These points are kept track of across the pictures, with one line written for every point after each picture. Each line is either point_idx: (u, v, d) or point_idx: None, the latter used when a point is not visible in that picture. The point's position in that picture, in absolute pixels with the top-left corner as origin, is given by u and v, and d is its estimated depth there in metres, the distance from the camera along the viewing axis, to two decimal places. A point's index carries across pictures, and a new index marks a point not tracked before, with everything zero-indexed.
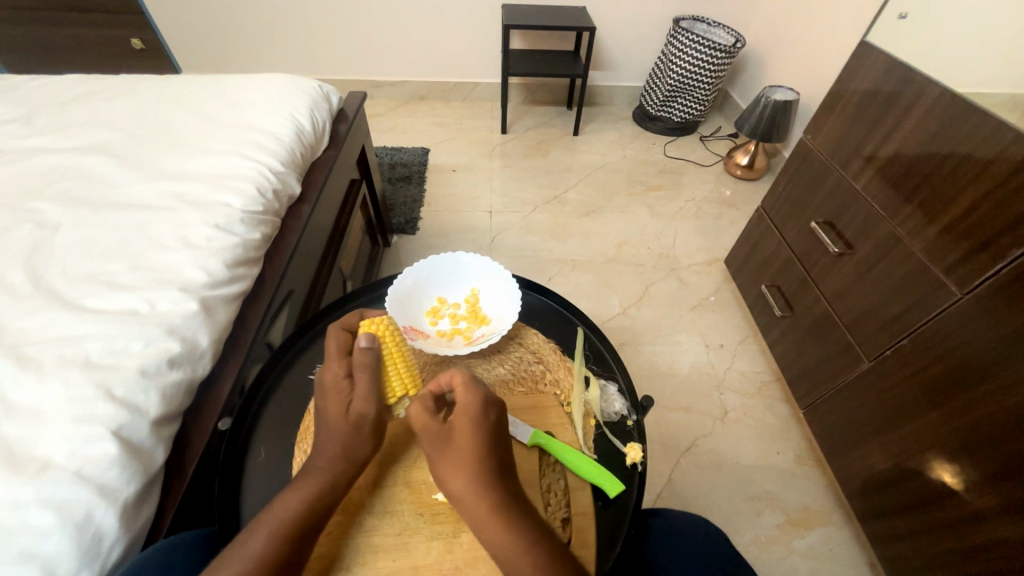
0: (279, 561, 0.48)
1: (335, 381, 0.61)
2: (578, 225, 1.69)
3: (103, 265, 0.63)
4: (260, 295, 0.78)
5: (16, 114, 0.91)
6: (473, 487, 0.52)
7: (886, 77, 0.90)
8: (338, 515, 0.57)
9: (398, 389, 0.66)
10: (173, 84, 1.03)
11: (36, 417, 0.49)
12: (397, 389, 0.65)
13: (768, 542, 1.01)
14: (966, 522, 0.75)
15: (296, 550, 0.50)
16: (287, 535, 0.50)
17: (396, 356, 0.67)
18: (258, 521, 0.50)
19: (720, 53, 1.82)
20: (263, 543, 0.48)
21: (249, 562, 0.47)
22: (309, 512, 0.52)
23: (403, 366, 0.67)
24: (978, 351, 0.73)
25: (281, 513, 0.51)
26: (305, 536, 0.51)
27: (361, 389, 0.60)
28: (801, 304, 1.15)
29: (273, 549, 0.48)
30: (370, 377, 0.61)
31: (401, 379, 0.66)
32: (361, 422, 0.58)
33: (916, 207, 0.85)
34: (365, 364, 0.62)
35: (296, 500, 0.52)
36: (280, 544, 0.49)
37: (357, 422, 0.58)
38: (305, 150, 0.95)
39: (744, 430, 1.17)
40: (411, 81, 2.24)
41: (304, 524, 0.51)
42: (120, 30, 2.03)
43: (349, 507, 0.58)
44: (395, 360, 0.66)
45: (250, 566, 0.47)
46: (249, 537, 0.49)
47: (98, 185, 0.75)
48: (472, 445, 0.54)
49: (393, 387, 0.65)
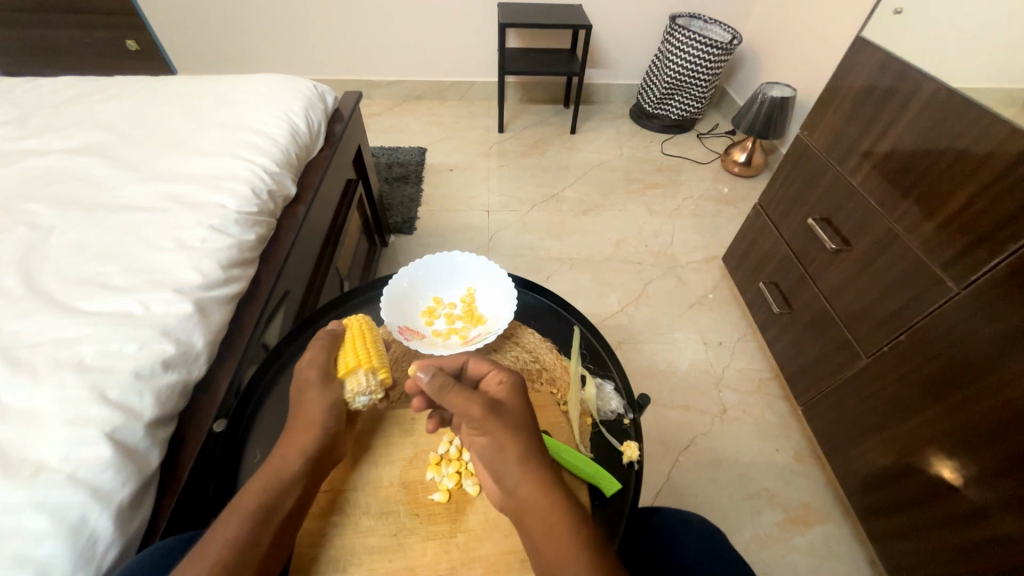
0: (251, 542, 0.48)
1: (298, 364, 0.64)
2: (575, 224, 1.69)
3: (97, 268, 0.63)
4: (255, 296, 0.77)
5: (9, 116, 0.90)
6: (527, 448, 0.54)
7: (882, 73, 0.90)
8: (318, 512, 0.57)
9: (350, 361, 0.63)
10: (167, 84, 1.02)
11: (29, 420, 0.48)
12: (350, 362, 0.63)
13: (768, 539, 1.01)
14: (966, 518, 0.75)
15: (268, 532, 0.50)
16: (256, 518, 0.50)
17: (357, 337, 0.68)
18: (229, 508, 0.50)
19: (717, 50, 1.82)
20: (234, 525, 0.48)
21: (223, 545, 0.47)
22: (275, 489, 0.52)
23: (364, 346, 0.66)
24: (976, 347, 0.73)
25: (250, 496, 0.51)
26: (273, 515, 0.51)
27: (316, 362, 0.63)
28: (798, 301, 1.15)
29: (245, 530, 0.48)
30: (324, 351, 0.64)
31: (355, 353, 0.64)
32: (311, 392, 0.60)
33: (912, 202, 0.85)
34: (322, 341, 0.65)
35: (262, 478, 0.53)
36: (251, 526, 0.49)
37: (306, 395, 0.60)
38: (299, 151, 0.95)
39: (742, 427, 1.17)
40: (408, 81, 2.24)
41: (270, 502, 0.51)
42: (115, 32, 2.03)
43: (332, 506, 0.58)
44: (354, 340, 0.67)
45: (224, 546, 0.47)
46: (226, 520, 0.49)
47: (92, 186, 0.74)
48: (523, 411, 0.58)
49: (346, 361, 0.64)
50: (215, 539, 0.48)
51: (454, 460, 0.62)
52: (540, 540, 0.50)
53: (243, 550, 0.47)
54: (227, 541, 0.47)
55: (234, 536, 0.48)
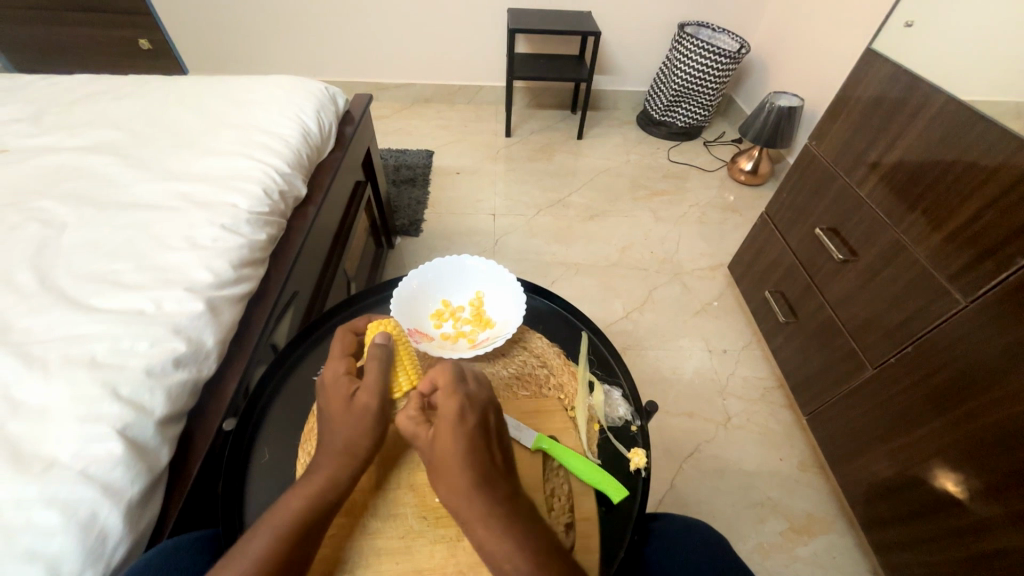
0: (284, 559, 0.48)
1: (338, 378, 0.60)
2: (581, 229, 1.69)
3: (109, 265, 0.63)
4: (265, 296, 0.78)
5: (25, 113, 0.91)
6: (459, 482, 0.51)
7: (891, 85, 0.90)
8: (342, 518, 0.57)
9: (404, 384, 0.64)
10: (181, 84, 1.03)
11: (41, 416, 0.49)
12: (404, 384, 0.63)
13: (771, 549, 1.00)
14: (971, 532, 0.74)
15: (301, 549, 0.49)
16: (290, 535, 0.49)
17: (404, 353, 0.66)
18: (260, 523, 0.50)
19: (724, 58, 1.83)
20: (270, 541, 0.48)
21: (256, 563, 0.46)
22: (314, 506, 0.51)
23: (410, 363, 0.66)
24: (984, 359, 0.72)
25: (286, 512, 0.50)
26: (310, 531, 0.50)
27: (367, 384, 0.59)
28: (804, 311, 1.15)
29: (280, 549, 0.48)
30: (380, 379, 0.59)
31: (408, 373, 0.64)
32: (365, 414, 0.57)
33: (920, 213, 0.85)
34: (377, 362, 0.60)
35: (299, 497, 0.52)
36: (284, 541, 0.48)
37: (355, 415, 0.57)
38: (311, 152, 0.96)
39: (747, 436, 1.17)
40: (416, 84, 2.25)
41: (307, 521, 0.51)
42: (128, 32, 2.05)
43: (353, 510, 0.58)
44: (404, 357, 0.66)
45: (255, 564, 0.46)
46: (255, 535, 0.49)
47: (105, 184, 0.75)
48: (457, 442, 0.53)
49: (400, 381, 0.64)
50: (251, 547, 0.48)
51: None
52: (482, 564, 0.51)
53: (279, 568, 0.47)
54: (260, 559, 0.47)
55: (268, 552, 0.47)
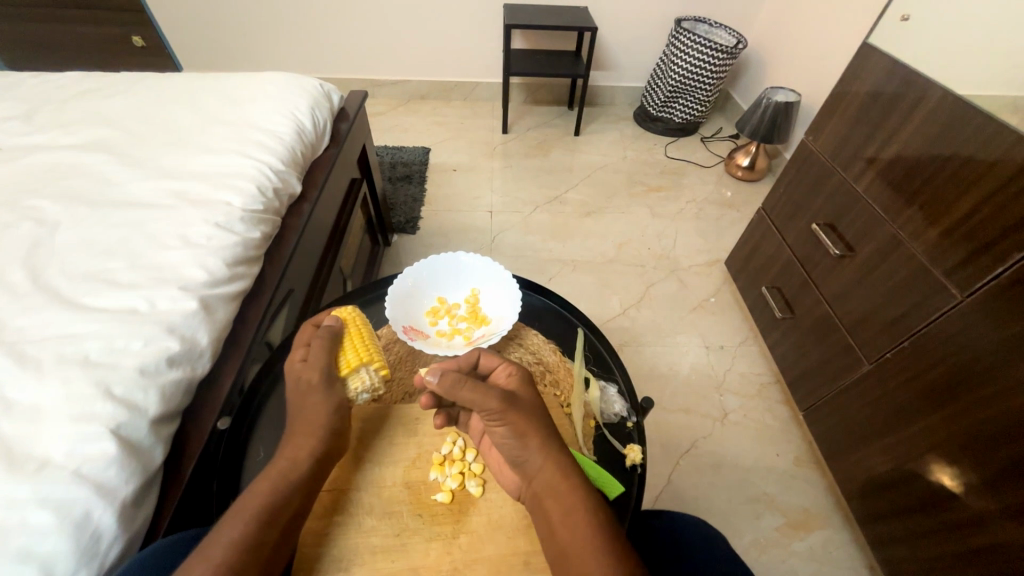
0: (260, 540, 0.48)
1: (293, 368, 0.64)
2: (578, 226, 1.69)
3: (101, 264, 0.63)
4: (259, 293, 0.77)
5: (15, 111, 0.90)
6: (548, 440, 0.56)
7: (888, 79, 0.90)
8: (318, 512, 0.57)
9: (351, 360, 0.66)
10: (175, 81, 1.03)
11: (34, 416, 0.48)
12: (351, 360, 0.66)
13: (767, 544, 1.01)
14: (967, 526, 0.75)
15: (273, 530, 0.50)
16: (260, 517, 0.49)
17: (355, 333, 0.69)
18: (232, 510, 0.50)
19: (722, 53, 1.82)
20: (242, 526, 0.48)
21: (226, 546, 0.46)
22: (279, 487, 0.53)
23: (359, 341, 0.68)
24: (980, 354, 0.73)
25: (254, 498, 0.51)
26: (279, 514, 0.51)
27: (311, 362, 0.63)
28: (801, 307, 1.15)
29: (251, 531, 0.48)
30: (324, 353, 0.64)
31: (356, 351, 0.67)
32: (313, 391, 0.61)
33: (917, 209, 0.85)
34: (321, 341, 0.66)
35: (266, 483, 0.53)
36: (254, 523, 0.49)
37: (309, 396, 0.61)
38: (306, 149, 0.95)
39: (743, 432, 1.17)
40: (412, 81, 2.24)
41: (273, 503, 0.51)
42: (121, 28, 2.03)
43: (332, 507, 0.58)
44: (353, 337, 0.69)
45: (229, 548, 0.46)
46: (227, 522, 0.49)
47: (99, 183, 0.74)
48: (535, 402, 0.60)
49: (347, 359, 0.66)
50: (222, 534, 0.48)
51: (457, 461, 0.62)
52: (556, 523, 0.52)
53: (249, 549, 0.47)
54: (232, 541, 0.47)
55: (239, 535, 0.47)
